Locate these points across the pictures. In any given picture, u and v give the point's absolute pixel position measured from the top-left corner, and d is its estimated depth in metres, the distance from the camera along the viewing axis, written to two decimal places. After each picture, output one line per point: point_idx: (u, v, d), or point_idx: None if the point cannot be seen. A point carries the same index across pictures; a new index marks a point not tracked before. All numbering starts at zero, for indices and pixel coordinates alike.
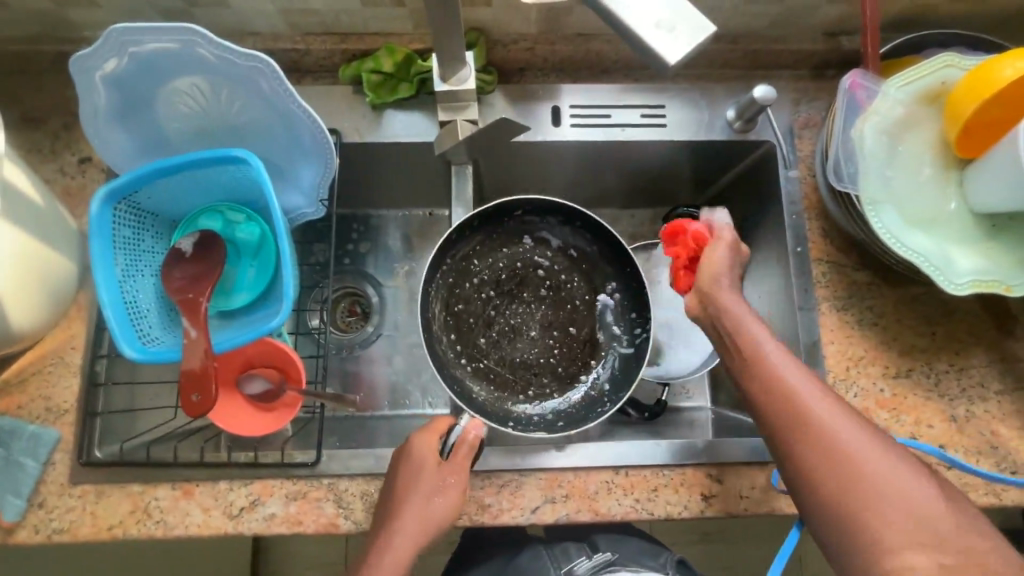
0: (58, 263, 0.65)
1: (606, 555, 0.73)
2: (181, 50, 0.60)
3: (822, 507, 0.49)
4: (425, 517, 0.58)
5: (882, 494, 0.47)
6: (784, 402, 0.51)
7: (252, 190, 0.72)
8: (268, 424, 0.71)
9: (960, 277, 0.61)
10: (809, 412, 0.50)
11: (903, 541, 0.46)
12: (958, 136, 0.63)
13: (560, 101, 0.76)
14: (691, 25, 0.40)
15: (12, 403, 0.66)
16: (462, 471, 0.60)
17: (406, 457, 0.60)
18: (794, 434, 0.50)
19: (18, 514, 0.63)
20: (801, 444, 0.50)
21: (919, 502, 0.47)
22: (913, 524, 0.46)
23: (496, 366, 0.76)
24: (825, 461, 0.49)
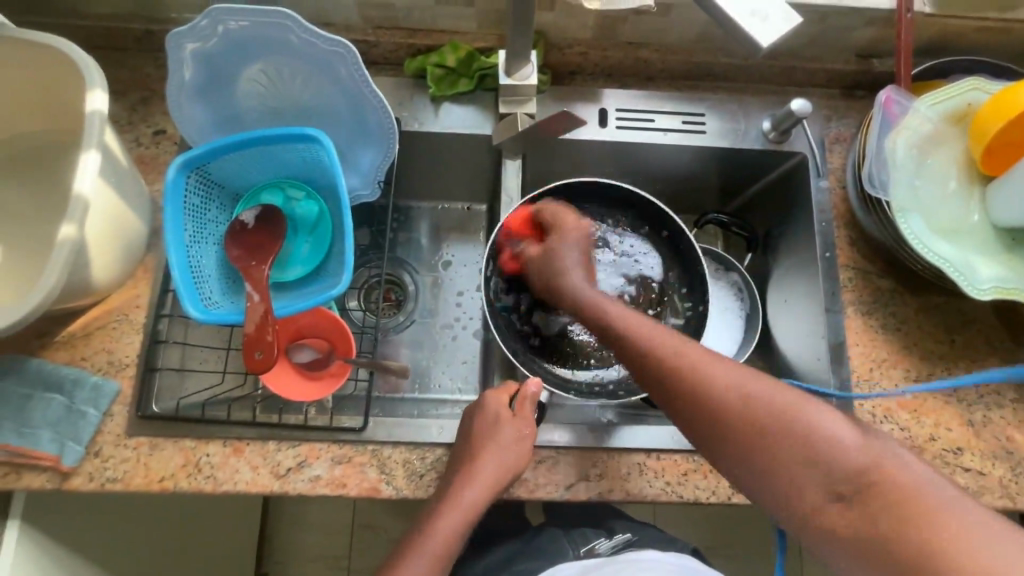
0: (133, 225, 0.68)
1: (625, 536, 0.79)
2: (271, 31, 0.66)
3: (723, 450, 0.51)
4: (502, 460, 0.64)
5: (769, 432, 0.48)
6: (647, 360, 0.56)
7: (315, 169, 0.76)
8: (329, 383, 0.73)
9: (981, 283, 0.65)
10: (708, 391, 0.51)
11: (791, 472, 0.47)
12: (982, 154, 0.68)
13: (607, 103, 0.81)
14: (782, 16, 0.46)
15: (76, 354, 0.70)
16: (532, 421, 0.67)
17: (478, 413, 0.67)
18: (669, 390, 0.54)
19: (76, 461, 0.66)
20: (699, 419, 0.52)
21: (839, 459, 0.45)
22: (793, 449, 0.47)
23: (552, 337, 0.80)
24: (703, 406, 0.51)
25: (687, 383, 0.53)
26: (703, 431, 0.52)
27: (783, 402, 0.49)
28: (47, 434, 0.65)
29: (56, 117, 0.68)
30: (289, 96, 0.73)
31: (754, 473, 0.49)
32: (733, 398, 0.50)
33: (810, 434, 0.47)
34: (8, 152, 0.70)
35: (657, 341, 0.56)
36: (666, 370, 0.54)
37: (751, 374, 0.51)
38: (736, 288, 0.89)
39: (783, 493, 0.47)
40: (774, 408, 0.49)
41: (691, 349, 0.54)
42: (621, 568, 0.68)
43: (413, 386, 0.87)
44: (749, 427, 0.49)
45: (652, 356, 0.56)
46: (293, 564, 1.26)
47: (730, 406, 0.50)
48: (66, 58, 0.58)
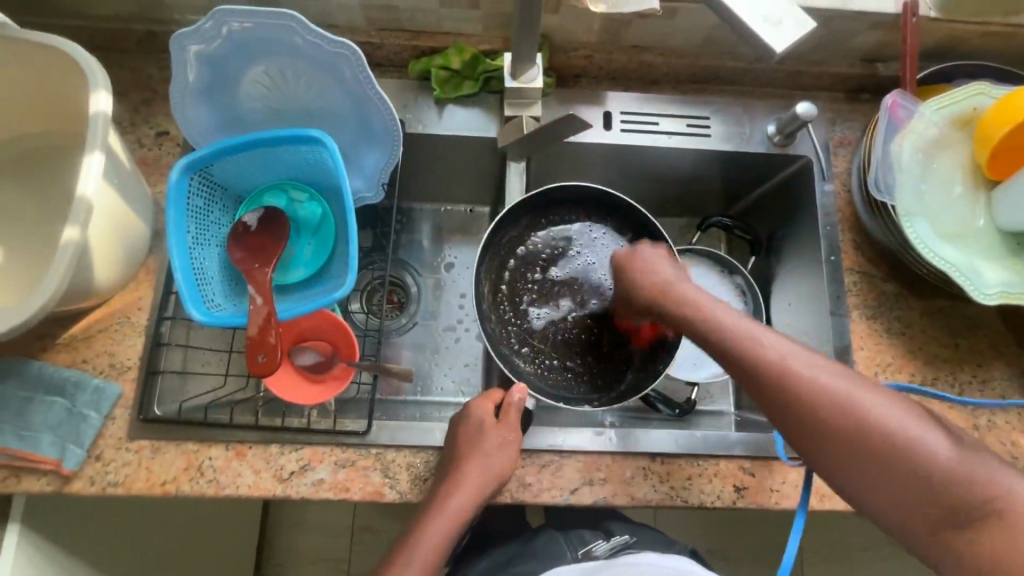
0: (134, 227, 0.68)
1: (622, 538, 0.78)
2: (276, 33, 0.65)
3: (834, 463, 0.49)
4: (486, 467, 0.64)
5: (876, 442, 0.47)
6: (763, 369, 0.52)
7: (319, 170, 0.76)
8: (323, 390, 0.73)
9: (987, 287, 0.65)
10: (804, 391, 0.50)
11: (908, 487, 0.46)
12: (987, 159, 0.68)
13: (611, 107, 0.81)
14: (795, 21, 0.46)
15: (78, 357, 0.69)
16: (516, 428, 0.67)
17: (463, 421, 0.67)
18: (788, 402, 0.51)
19: (77, 465, 0.65)
20: (796, 421, 0.51)
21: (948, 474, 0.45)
22: (918, 471, 0.46)
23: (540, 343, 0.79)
24: (816, 416, 0.49)
25: (802, 394, 0.50)
26: (800, 434, 0.51)
27: (904, 421, 0.48)
28: (47, 437, 0.65)
29: (59, 119, 0.68)
30: (293, 98, 0.72)
31: (865, 487, 0.48)
32: (837, 407, 0.49)
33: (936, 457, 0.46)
34: (10, 153, 0.70)
35: (778, 347, 0.53)
36: (777, 380, 0.51)
37: (865, 386, 0.50)
38: (740, 291, 0.88)
39: (891, 506, 0.47)
40: (899, 425, 0.48)
41: (807, 360, 0.52)
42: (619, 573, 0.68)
43: (415, 388, 0.86)
44: (866, 444, 0.48)
45: (768, 366, 0.52)
46: (293, 567, 1.25)
47: (850, 421, 0.48)
48: (69, 59, 0.58)
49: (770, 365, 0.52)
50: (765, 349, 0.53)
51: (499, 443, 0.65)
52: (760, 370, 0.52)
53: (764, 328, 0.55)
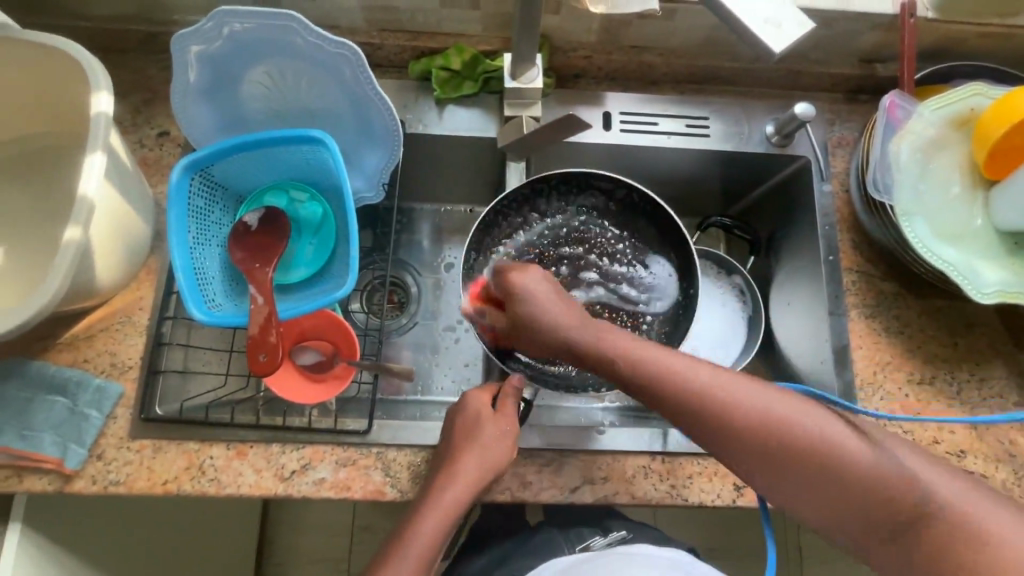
0: (136, 226, 0.68)
1: (621, 533, 0.79)
2: (277, 34, 0.66)
3: (758, 475, 0.52)
4: (483, 460, 0.64)
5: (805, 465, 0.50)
6: (677, 399, 0.53)
7: (319, 170, 0.76)
8: (336, 383, 0.74)
9: (984, 286, 0.66)
10: (732, 424, 0.52)
11: (841, 505, 0.50)
12: (985, 159, 0.68)
13: (610, 107, 0.81)
14: (795, 21, 0.46)
15: (79, 356, 0.69)
16: (514, 420, 0.67)
17: (459, 413, 0.67)
18: (710, 427, 0.52)
19: (79, 464, 0.65)
20: (728, 450, 0.53)
21: (876, 487, 0.48)
22: (829, 473, 0.49)
23: None
24: (744, 445, 0.52)
25: (723, 419, 0.52)
26: (739, 462, 0.53)
27: (807, 423, 0.51)
28: (49, 436, 0.65)
29: (61, 119, 0.68)
30: (292, 98, 0.73)
31: (790, 493, 0.52)
32: (765, 437, 0.51)
33: (842, 456, 0.49)
34: (12, 154, 0.70)
35: (686, 373, 0.53)
36: (706, 414, 0.52)
37: (768, 392, 0.52)
38: (739, 291, 0.89)
39: (829, 521, 0.51)
40: (821, 442, 0.50)
41: (718, 379, 0.53)
42: (614, 561, 0.67)
43: (415, 388, 0.86)
44: (804, 466, 0.50)
45: (682, 393, 0.53)
46: (294, 567, 1.25)
47: (766, 434, 0.51)
48: (70, 60, 0.58)
49: (685, 393, 0.53)
50: (681, 377, 0.53)
51: (496, 437, 0.65)
52: (679, 398, 0.53)
53: (674, 354, 0.55)
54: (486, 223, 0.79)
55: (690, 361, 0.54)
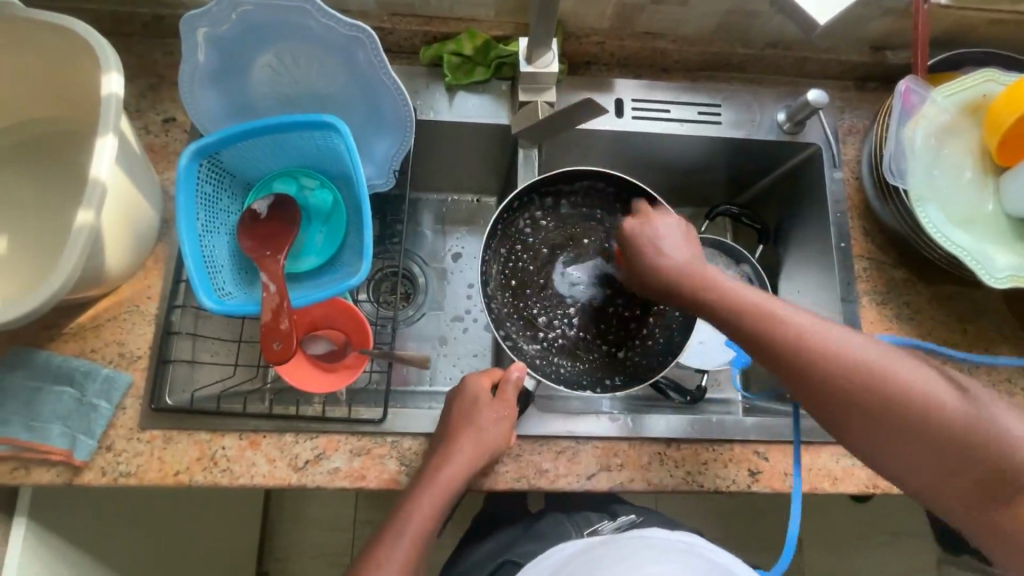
0: (144, 213, 0.66)
1: (630, 517, 0.79)
2: (289, 15, 0.65)
3: (840, 419, 0.52)
4: (481, 441, 0.64)
5: (887, 410, 0.50)
6: (789, 344, 0.54)
7: (329, 158, 0.75)
8: (337, 377, 0.72)
9: (997, 271, 0.66)
10: (822, 363, 0.52)
11: (942, 452, 0.49)
12: (997, 145, 0.68)
13: (623, 94, 0.81)
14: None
15: (86, 346, 0.68)
16: (512, 405, 0.66)
17: (457, 395, 0.67)
18: (812, 374, 0.53)
19: (89, 455, 0.64)
20: (813, 389, 0.53)
21: (966, 435, 0.48)
22: (926, 432, 0.49)
23: (544, 326, 0.79)
24: (835, 385, 0.52)
25: (825, 367, 0.52)
26: (817, 403, 0.53)
27: (920, 380, 0.51)
28: (57, 427, 0.64)
29: (66, 103, 0.66)
30: (302, 83, 0.72)
31: (880, 446, 0.51)
32: (858, 378, 0.51)
33: (954, 415, 0.49)
34: (16, 139, 0.68)
35: (801, 323, 0.54)
36: (798, 354, 0.53)
37: (883, 358, 0.52)
38: (746, 279, 0.89)
39: (913, 469, 0.51)
40: (915, 389, 0.50)
41: (827, 333, 0.53)
42: (626, 543, 0.65)
43: (425, 379, 0.85)
44: (888, 412, 0.50)
45: (785, 336, 0.54)
46: (296, 562, 1.24)
47: (860, 383, 0.51)
48: (79, 40, 0.57)
49: (788, 342, 0.54)
50: (789, 327, 0.54)
51: (493, 419, 0.65)
52: (787, 347, 0.54)
53: (787, 305, 0.56)
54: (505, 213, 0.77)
55: (804, 315, 0.55)
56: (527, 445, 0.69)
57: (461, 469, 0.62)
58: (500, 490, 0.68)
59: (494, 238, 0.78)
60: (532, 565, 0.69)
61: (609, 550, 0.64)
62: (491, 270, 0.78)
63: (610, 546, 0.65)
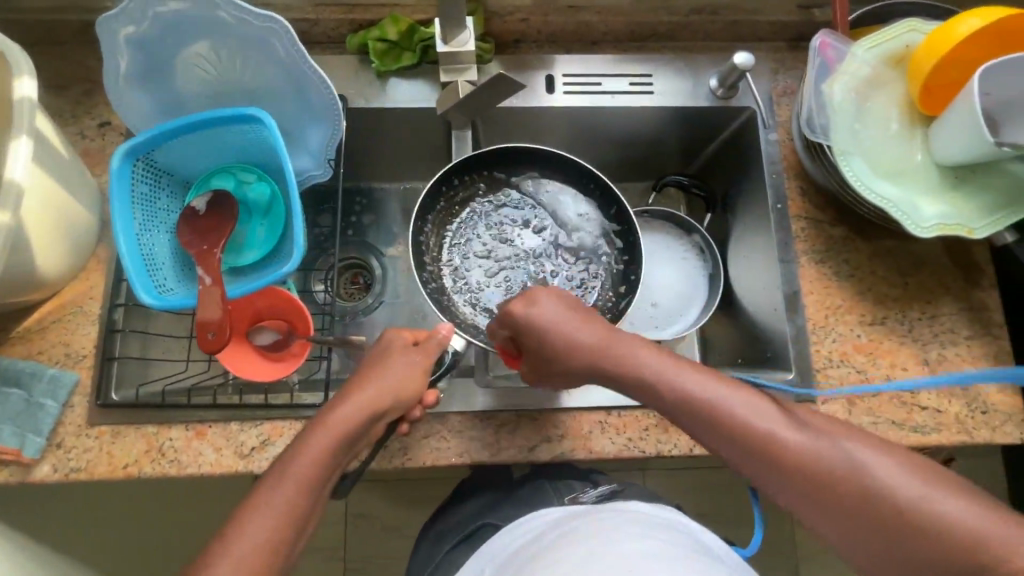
0: (75, 213, 0.68)
1: (611, 486, 0.74)
2: (201, 9, 0.66)
3: (737, 460, 0.55)
4: (384, 384, 0.61)
5: (772, 451, 0.52)
6: (713, 427, 0.54)
7: (263, 151, 0.76)
8: (256, 370, 0.73)
9: (924, 220, 0.66)
10: (701, 406, 0.55)
11: (818, 492, 0.51)
12: (920, 94, 0.69)
13: (554, 70, 0.81)
14: None
15: (34, 348, 0.70)
16: (428, 353, 0.65)
17: (380, 345, 0.65)
18: (745, 455, 0.54)
19: (38, 452, 0.66)
20: (707, 432, 0.55)
21: (830, 468, 0.51)
22: (805, 472, 0.51)
23: (483, 296, 0.80)
24: (721, 429, 0.54)
25: (704, 414, 0.55)
26: (720, 445, 0.55)
27: (848, 450, 0.51)
28: (7, 428, 0.65)
29: None
30: (229, 79, 0.73)
31: (779, 488, 0.53)
32: (735, 423, 0.54)
33: (830, 460, 0.51)
34: None
35: (730, 403, 0.54)
36: (678, 402, 0.56)
37: (751, 400, 0.54)
38: (699, 249, 0.90)
39: (807, 508, 0.52)
40: (774, 427, 0.53)
41: (698, 380, 0.56)
42: (601, 514, 0.61)
43: None
44: (774, 451, 0.52)
45: (668, 391, 0.56)
46: None
47: (735, 426, 0.54)
48: None
49: (671, 395, 0.56)
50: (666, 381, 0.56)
51: (404, 363, 0.63)
52: (715, 427, 0.54)
53: (713, 381, 0.56)
54: (438, 188, 0.79)
55: (733, 391, 0.55)
56: (469, 420, 0.70)
57: (356, 410, 0.59)
58: (444, 466, 0.69)
59: (431, 215, 0.80)
60: (503, 535, 0.67)
61: (583, 521, 0.60)
62: (428, 243, 0.80)
63: (582, 518, 0.61)
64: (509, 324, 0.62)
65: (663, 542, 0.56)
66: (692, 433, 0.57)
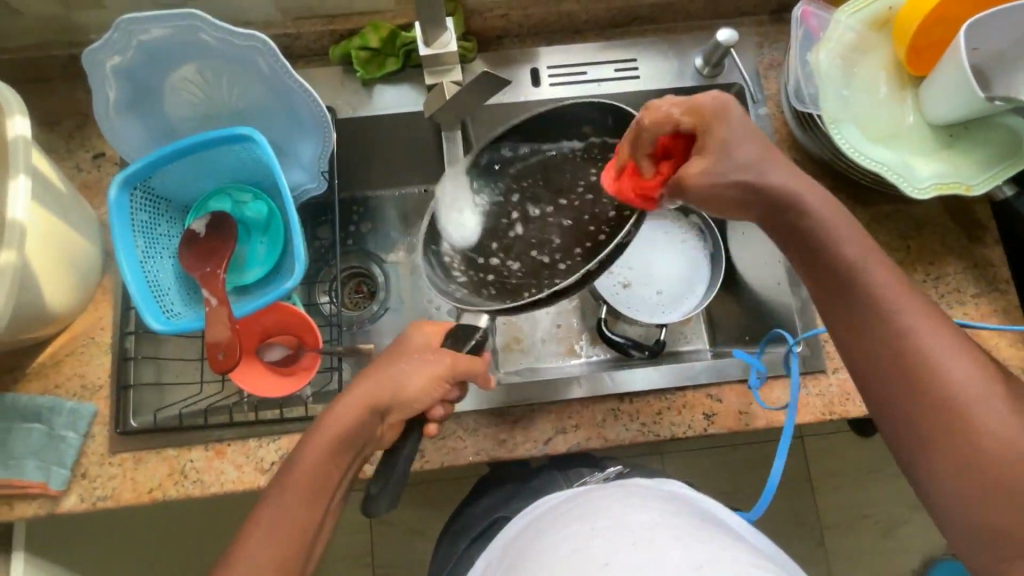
0: (80, 246, 0.69)
1: (618, 467, 0.75)
2: (184, 33, 0.66)
3: (865, 354, 0.51)
4: (388, 391, 0.60)
5: (919, 358, 0.48)
6: (863, 310, 0.50)
7: (259, 169, 0.77)
8: (256, 383, 0.74)
9: (921, 182, 0.66)
10: (860, 284, 0.51)
11: (942, 419, 0.46)
12: (907, 54, 0.68)
13: (539, 63, 0.81)
14: None
15: (49, 383, 0.71)
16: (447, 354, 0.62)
17: (401, 342, 0.64)
18: (880, 345, 0.50)
19: (64, 484, 0.67)
20: (852, 310, 0.51)
21: (971, 400, 0.46)
22: (943, 391, 0.47)
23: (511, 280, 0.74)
24: (871, 314, 0.50)
25: (860, 295, 0.51)
26: (859, 332, 0.51)
27: (985, 397, 0.46)
28: (32, 462, 0.66)
29: None
30: (219, 100, 0.73)
31: (895, 400, 0.49)
32: (888, 310, 0.50)
33: (973, 394, 0.46)
34: None
35: (892, 297, 0.50)
36: (828, 276, 0.53)
37: (915, 303, 0.50)
38: (699, 230, 0.92)
39: (920, 435, 0.47)
40: (933, 339, 0.48)
41: (865, 263, 0.52)
42: (615, 491, 0.60)
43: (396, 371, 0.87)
44: (918, 359, 0.48)
45: (826, 265, 0.53)
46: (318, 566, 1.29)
47: (891, 317, 0.49)
48: None
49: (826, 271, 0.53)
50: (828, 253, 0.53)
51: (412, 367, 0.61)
52: (863, 308, 0.51)
53: (886, 274, 0.51)
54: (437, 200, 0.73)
55: (900, 286, 0.50)
56: (482, 419, 0.71)
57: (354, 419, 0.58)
58: (461, 466, 0.70)
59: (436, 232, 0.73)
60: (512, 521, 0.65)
61: (596, 498, 0.59)
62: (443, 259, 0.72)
63: (592, 495, 0.60)
64: (688, 112, 0.59)
65: (684, 518, 0.55)
66: (822, 307, 0.54)
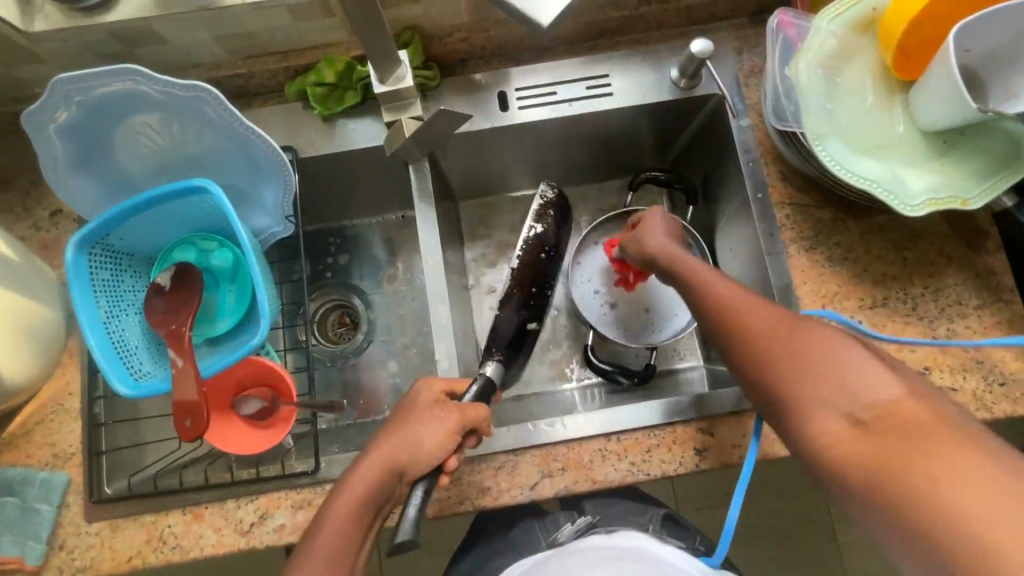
0: (38, 313, 0.67)
1: (587, 516, 0.72)
2: (124, 89, 0.63)
3: (758, 375, 0.50)
4: (406, 451, 0.58)
5: (800, 368, 0.47)
6: (744, 333, 0.51)
7: (220, 216, 0.74)
8: (231, 440, 0.71)
9: (913, 198, 0.62)
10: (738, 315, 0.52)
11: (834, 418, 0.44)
12: (895, 59, 0.64)
13: (506, 85, 0.77)
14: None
15: (20, 454, 0.69)
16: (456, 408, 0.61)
17: (407, 400, 0.63)
18: (764, 364, 0.49)
19: (40, 557, 0.66)
20: (733, 338, 0.52)
21: (860, 392, 0.44)
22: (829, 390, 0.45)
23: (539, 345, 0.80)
24: (752, 340, 0.51)
25: (737, 324, 0.52)
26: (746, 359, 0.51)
27: (874, 384, 0.44)
28: (7, 537, 0.65)
29: None
30: (171, 149, 0.70)
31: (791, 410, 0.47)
32: (764, 328, 0.50)
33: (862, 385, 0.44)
34: None
35: (770, 319, 0.51)
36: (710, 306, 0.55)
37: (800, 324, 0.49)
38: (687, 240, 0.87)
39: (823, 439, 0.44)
40: (815, 348, 0.47)
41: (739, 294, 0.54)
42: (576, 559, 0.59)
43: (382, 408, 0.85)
44: (800, 368, 0.47)
45: (710, 297, 0.55)
46: None
47: (771, 337, 0.50)
48: None
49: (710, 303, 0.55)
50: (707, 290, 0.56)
51: (427, 426, 0.60)
52: (741, 332, 0.51)
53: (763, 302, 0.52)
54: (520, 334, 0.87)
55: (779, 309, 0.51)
56: (465, 466, 0.68)
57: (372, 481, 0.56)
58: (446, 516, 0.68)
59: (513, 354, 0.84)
60: None
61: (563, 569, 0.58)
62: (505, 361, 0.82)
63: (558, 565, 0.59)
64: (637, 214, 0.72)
65: None
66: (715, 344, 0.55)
